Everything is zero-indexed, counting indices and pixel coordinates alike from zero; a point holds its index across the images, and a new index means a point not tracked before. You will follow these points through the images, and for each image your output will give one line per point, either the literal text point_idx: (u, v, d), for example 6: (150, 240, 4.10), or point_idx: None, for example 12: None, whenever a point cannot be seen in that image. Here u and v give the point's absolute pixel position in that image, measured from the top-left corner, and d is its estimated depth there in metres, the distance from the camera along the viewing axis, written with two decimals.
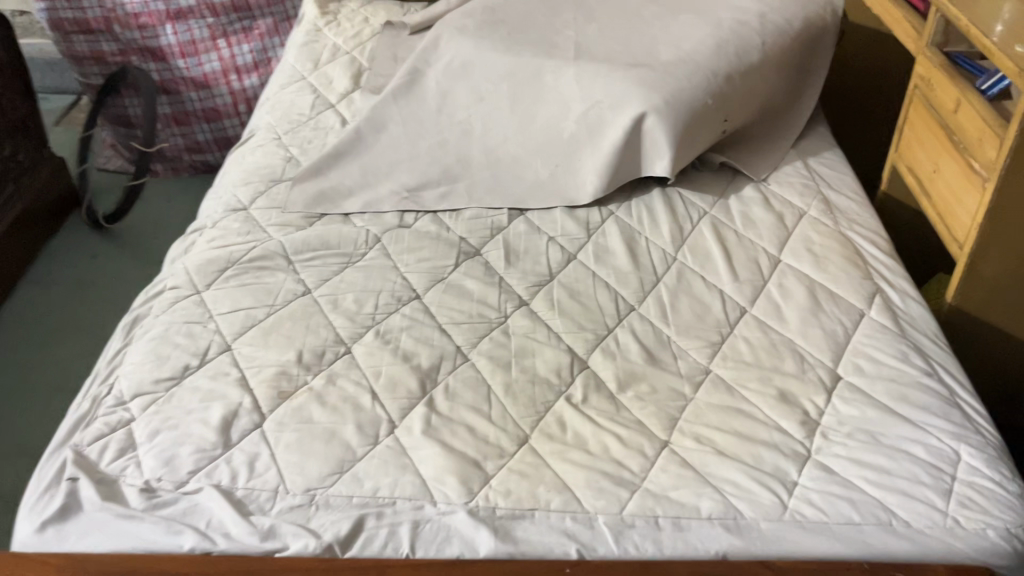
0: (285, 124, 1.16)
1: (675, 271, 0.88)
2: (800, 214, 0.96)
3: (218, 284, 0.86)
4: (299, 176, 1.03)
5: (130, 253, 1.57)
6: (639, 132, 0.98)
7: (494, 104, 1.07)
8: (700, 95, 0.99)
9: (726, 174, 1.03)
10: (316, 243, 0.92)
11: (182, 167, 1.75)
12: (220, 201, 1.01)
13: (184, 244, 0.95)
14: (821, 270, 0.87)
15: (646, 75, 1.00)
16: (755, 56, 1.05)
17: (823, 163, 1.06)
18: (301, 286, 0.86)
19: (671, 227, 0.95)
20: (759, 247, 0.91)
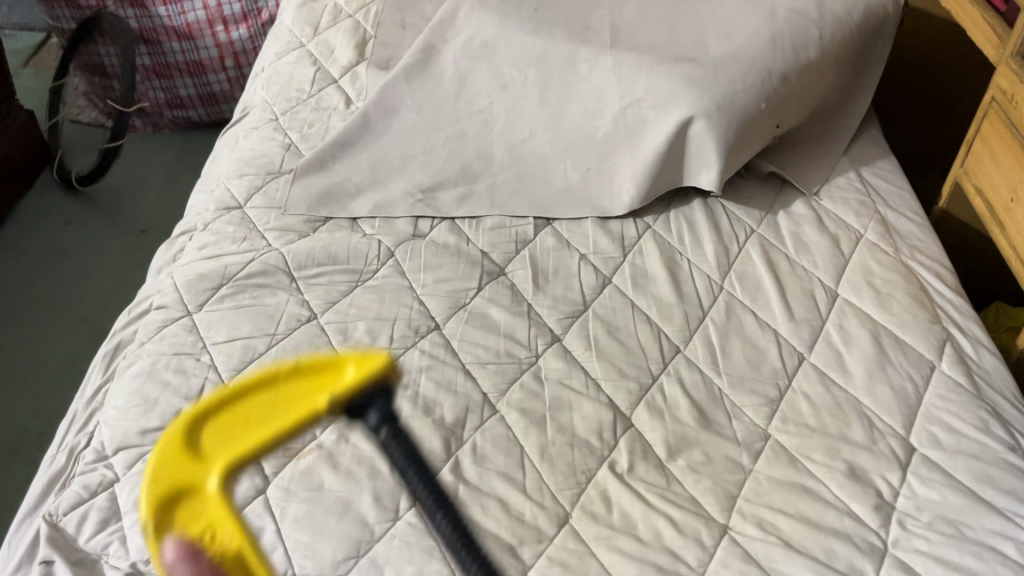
0: (283, 102, 1.04)
1: (723, 305, 0.80)
2: (857, 238, 0.87)
3: (211, 304, 0.76)
4: (300, 171, 0.93)
5: (107, 220, 1.43)
6: (684, 138, 0.88)
7: (518, 93, 0.96)
8: (753, 98, 0.89)
9: (774, 184, 0.94)
10: (321, 256, 0.81)
11: (162, 123, 1.62)
12: (212, 196, 0.91)
13: (171, 249, 0.84)
14: (885, 310, 0.79)
15: (695, 72, 0.89)
16: (812, 52, 0.94)
17: (878, 174, 0.97)
18: (305, 311, 0.77)
19: (717, 249, 0.86)
20: (814, 278, 0.83)
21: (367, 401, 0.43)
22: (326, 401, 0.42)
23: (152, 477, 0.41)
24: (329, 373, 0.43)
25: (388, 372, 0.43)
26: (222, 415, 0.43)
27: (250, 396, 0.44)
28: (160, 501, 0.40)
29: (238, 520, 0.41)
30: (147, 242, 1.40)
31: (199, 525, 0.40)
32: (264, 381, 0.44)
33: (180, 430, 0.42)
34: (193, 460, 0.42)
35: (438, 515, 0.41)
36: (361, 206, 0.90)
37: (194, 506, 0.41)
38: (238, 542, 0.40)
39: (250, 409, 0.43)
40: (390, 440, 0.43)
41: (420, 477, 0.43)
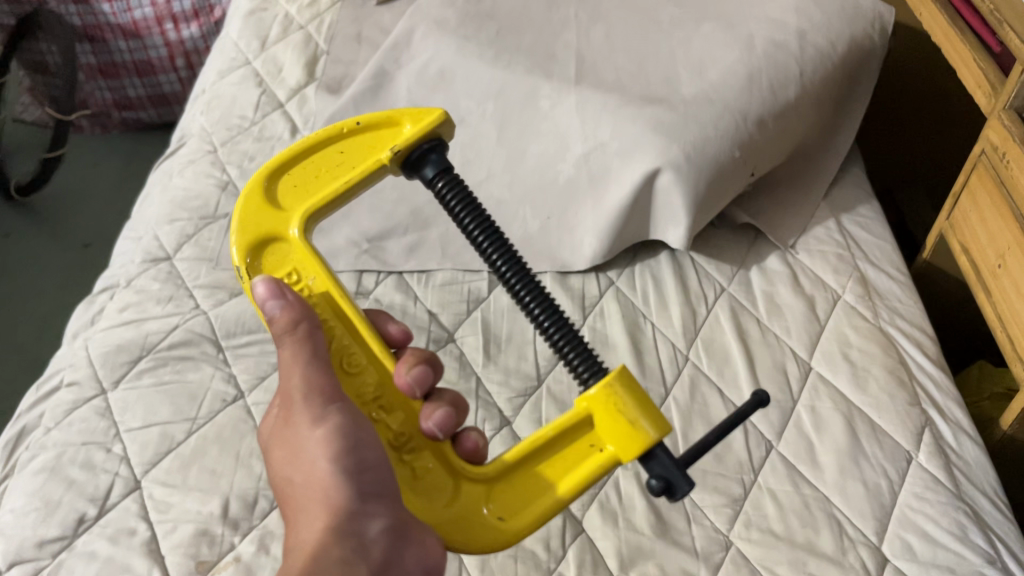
0: (222, 131, 0.96)
1: (687, 381, 0.74)
2: (834, 299, 0.81)
3: (128, 382, 0.70)
4: (236, 215, 0.85)
5: (49, 233, 1.37)
6: (651, 189, 0.82)
7: (476, 130, 0.90)
8: (726, 146, 0.82)
9: (746, 234, 0.88)
10: (252, 322, 0.75)
11: (111, 124, 1.53)
12: (139, 244, 0.84)
13: (91, 308, 0.78)
14: (861, 389, 0.73)
15: (663, 116, 0.82)
16: (791, 91, 0.87)
17: (859, 222, 0.90)
18: (231, 390, 0.70)
19: (683, 311, 0.79)
20: (786, 348, 0.77)
21: (423, 152, 0.57)
22: (386, 153, 0.57)
23: (242, 225, 0.57)
24: (380, 136, 0.59)
25: (435, 123, 0.57)
26: (296, 176, 0.60)
27: (315, 158, 0.60)
28: (255, 245, 0.57)
29: (327, 293, 0.56)
30: (90, 259, 1.33)
31: (284, 269, 0.57)
32: (330, 139, 0.60)
33: (264, 188, 0.58)
34: (276, 212, 0.58)
35: (490, 250, 0.53)
36: None
37: (281, 248, 0.58)
38: (321, 294, 0.56)
39: (317, 164, 0.60)
40: (444, 188, 0.55)
41: (485, 234, 0.53)
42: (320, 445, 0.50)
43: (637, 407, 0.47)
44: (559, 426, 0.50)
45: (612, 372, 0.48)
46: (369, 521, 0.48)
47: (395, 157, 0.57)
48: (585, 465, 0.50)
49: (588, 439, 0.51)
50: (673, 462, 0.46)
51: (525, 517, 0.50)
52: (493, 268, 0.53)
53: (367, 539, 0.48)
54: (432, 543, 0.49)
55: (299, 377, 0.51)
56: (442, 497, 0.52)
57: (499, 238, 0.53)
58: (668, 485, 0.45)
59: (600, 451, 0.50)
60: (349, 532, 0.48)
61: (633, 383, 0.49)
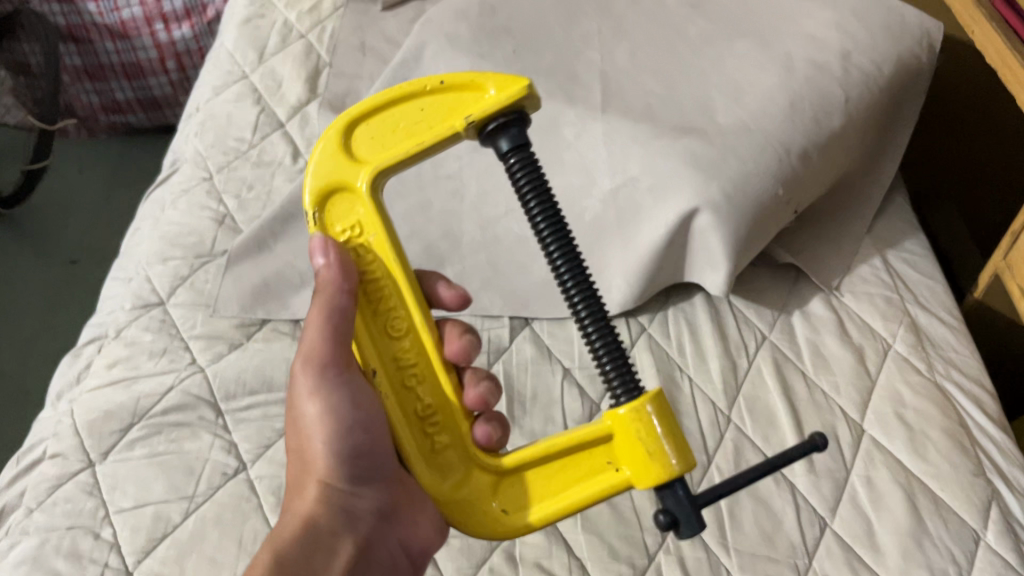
0: (218, 155, 0.89)
1: (731, 448, 0.68)
2: (883, 349, 0.75)
3: (118, 453, 0.63)
4: (234, 254, 0.78)
5: (34, 248, 1.30)
6: (687, 230, 0.75)
7: (494, 158, 0.83)
8: (769, 184, 0.75)
9: (786, 276, 0.82)
10: (254, 382, 0.68)
11: (99, 128, 1.45)
12: (128, 287, 0.77)
13: (76, 363, 0.71)
14: (919, 457, 0.67)
15: (700, 150, 0.75)
16: (835, 118, 0.80)
17: (905, 258, 0.84)
18: (231, 463, 0.64)
19: (723, 365, 0.73)
20: (836, 409, 0.71)
21: (505, 122, 0.52)
22: (462, 120, 0.52)
23: (317, 170, 0.55)
24: (464, 98, 0.54)
25: (520, 96, 0.51)
26: (377, 125, 0.56)
27: (398, 109, 0.56)
28: (325, 194, 0.55)
29: (382, 262, 0.55)
30: (76, 275, 1.26)
31: (350, 222, 0.56)
32: (414, 93, 0.55)
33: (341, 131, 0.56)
34: (350, 160, 0.55)
35: (547, 239, 0.50)
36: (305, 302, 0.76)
37: (347, 202, 0.56)
38: (381, 260, 0.55)
39: (399, 115, 0.56)
40: (517, 167, 0.50)
41: (547, 217, 0.50)
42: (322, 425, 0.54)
43: (665, 437, 0.47)
44: (580, 434, 0.51)
45: (647, 394, 0.48)
46: (360, 498, 0.55)
47: (469, 127, 0.52)
48: (600, 478, 0.51)
49: (605, 453, 0.51)
50: (686, 498, 0.46)
51: (529, 515, 0.52)
52: (549, 261, 0.51)
53: (356, 515, 0.55)
54: (417, 526, 0.56)
55: (317, 341, 0.54)
56: (453, 482, 0.53)
57: (563, 234, 0.50)
58: (677, 521, 0.46)
59: (616, 469, 0.51)
60: (339, 511, 0.54)
61: (666, 412, 0.48)
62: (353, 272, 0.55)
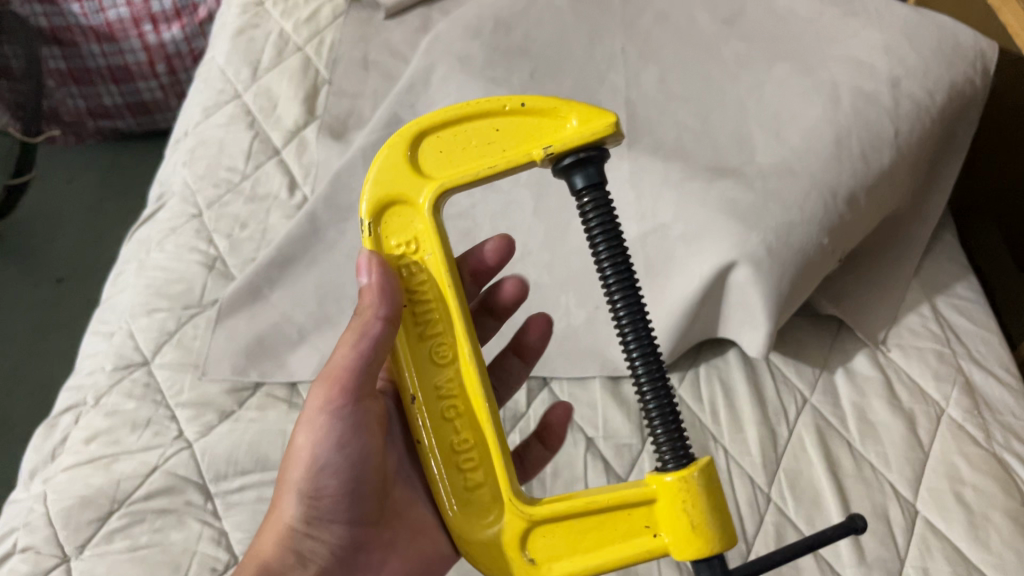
0: (208, 189, 0.82)
1: (771, 533, 0.62)
2: (936, 415, 0.68)
3: (96, 547, 0.57)
4: (225, 306, 0.71)
5: (18, 265, 1.23)
6: (724, 285, 0.68)
7: (509, 196, 0.77)
8: (814, 232, 0.67)
9: (828, 325, 0.75)
10: (246, 460, 0.62)
11: (86, 133, 1.38)
12: (110, 343, 0.70)
13: (52, 434, 0.65)
14: (981, 546, 0.61)
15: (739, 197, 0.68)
16: (886, 152, 0.72)
17: (957, 305, 0.77)
18: (221, 556, 0.57)
19: (761, 434, 0.67)
20: (886, 486, 0.64)
21: (581, 158, 0.47)
22: (539, 151, 0.48)
23: (378, 181, 0.51)
24: (543, 125, 0.50)
25: (603, 133, 0.47)
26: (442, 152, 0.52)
27: (470, 124, 0.51)
28: (382, 206, 0.52)
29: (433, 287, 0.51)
30: (63, 295, 1.20)
31: (406, 236, 0.52)
32: (488, 111, 0.51)
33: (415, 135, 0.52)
34: (420, 179, 0.51)
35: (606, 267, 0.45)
36: (303, 362, 0.69)
37: (407, 215, 0.52)
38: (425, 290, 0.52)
39: (469, 132, 0.51)
40: (591, 209, 0.46)
41: (614, 269, 0.45)
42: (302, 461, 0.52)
43: (709, 509, 0.44)
44: (622, 495, 0.46)
45: (700, 464, 0.44)
46: (318, 542, 0.53)
47: (546, 158, 0.48)
48: (635, 543, 0.46)
49: (645, 517, 0.46)
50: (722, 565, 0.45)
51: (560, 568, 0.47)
52: (602, 281, 0.46)
53: (310, 560, 0.53)
54: (376, 574, 0.54)
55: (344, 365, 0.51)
56: (484, 520, 0.50)
57: (632, 290, 0.45)
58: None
59: (653, 534, 0.46)
60: (296, 554, 0.52)
61: (716, 485, 0.45)
62: (400, 290, 0.51)
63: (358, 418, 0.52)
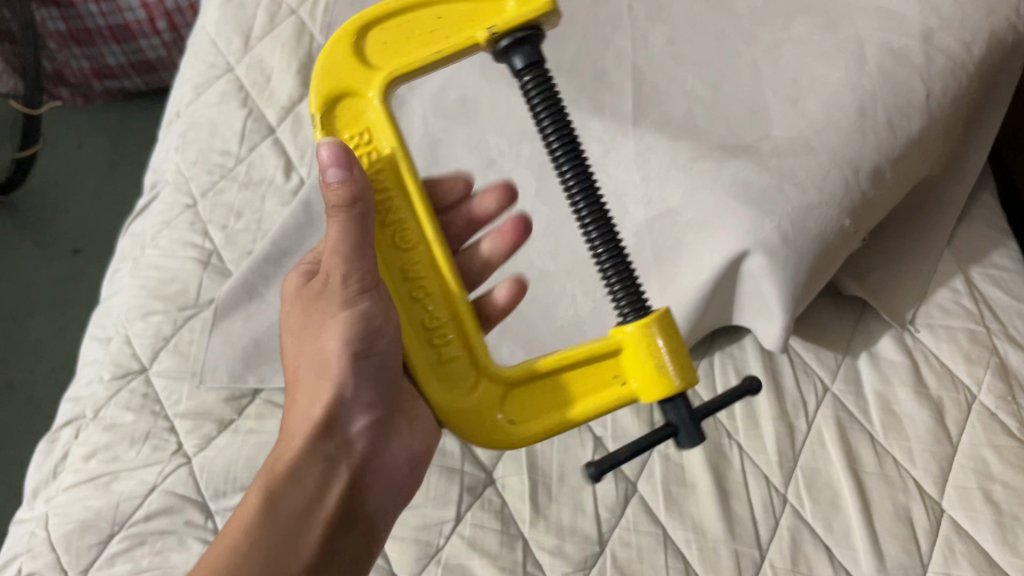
0: (202, 176, 0.79)
1: (785, 538, 0.60)
2: (966, 403, 0.65)
3: (100, 571, 0.57)
4: (221, 305, 0.69)
5: (35, 237, 1.23)
6: (738, 273, 0.64)
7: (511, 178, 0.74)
8: (835, 215, 0.62)
9: (852, 307, 0.72)
10: (245, 476, 0.61)
11: (94, 93, 1.35)
12: (106, 350, 0.69)
13: (53, 450, 0.65)
14: (1009, 550, 0.58)
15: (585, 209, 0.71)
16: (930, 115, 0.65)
17: (994, 276, 0.72)
18: None
19: (778, 428, 0.64)
20: (909, 483, 0.62)
21: (517, 42, 0.47)
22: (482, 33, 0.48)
23: (325, 70, 0.51)
24: (482, 10, 0.50)
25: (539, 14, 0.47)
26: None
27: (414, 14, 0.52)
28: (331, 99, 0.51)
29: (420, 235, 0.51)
30: (79, 267, 1.20)
31: (357, 128, 0.51)
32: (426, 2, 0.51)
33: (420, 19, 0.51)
34: (363, 65, 0.51)
35: (569, 178, 0.47)
36: None
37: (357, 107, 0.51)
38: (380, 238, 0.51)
39: (410, 27, 0.51)
40: (533, 88, 0.46)
41: (570, 166, 0.46)
42: (349, 334, 0.48)
43: (670, 352, 0.46)
44: (580, 352, 0.49)
45: (656, 314, 0.46)
46: (359, 416, 0.49)
47: (488, 39, 0.48)
48: (607, 395, 0.49)
49: (614, 367, 0.49)
50: (692, 415, 0.45)
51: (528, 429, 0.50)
52: (582, 230, 0.47)
53: (349, 432, 0.49)
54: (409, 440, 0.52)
55: (337, 243, 0.48)
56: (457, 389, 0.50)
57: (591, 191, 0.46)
58: (675, 433, 0.45)
59: (623, 384, 0.49)
60: (326, 444, 0.48)
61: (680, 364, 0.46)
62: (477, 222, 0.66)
63: (376, 332, 0.49)
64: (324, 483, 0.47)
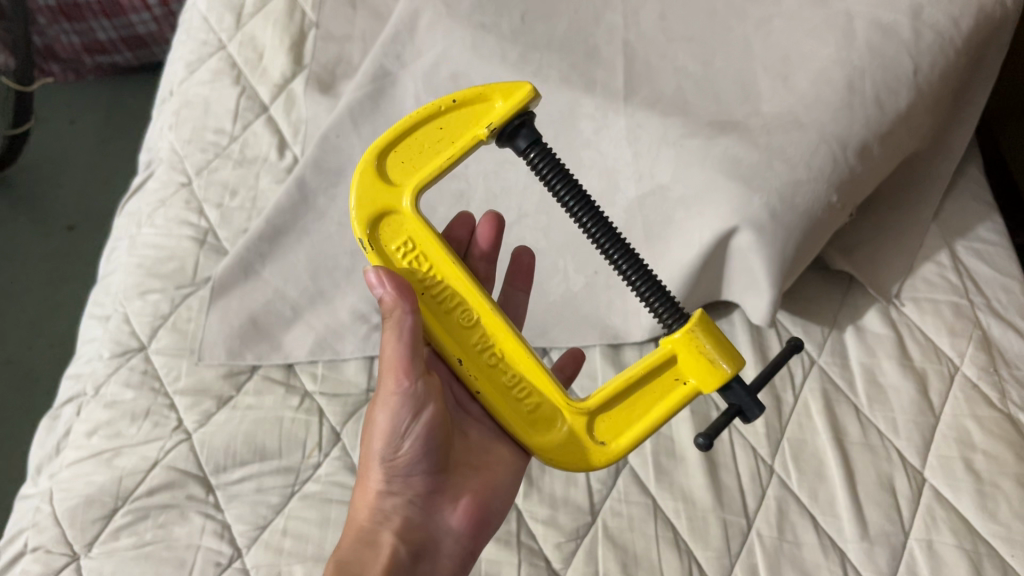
0: (196, 154, 0.79)
1: (772, 508, 0.61)
2: (949, 375, 0.66)
3: (104, 544, 0.58)
4: (218, 284, 0.70)
5: (28, 213, 1.23)
6: (727, 248, 0.66)
7: (503, 156, 0.75)
8: (823, 191, 0.63)
9: (838, 281, 0.73)
10: (245, 451, 0.63)
11: (85, 68, 1.34)
12: (104, 328, 0.70)
13: (55, 427, 0.66)
14: (989, 517, 0.59)
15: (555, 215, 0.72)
16: (920, 89, 0.65)
17: (978, 250, 0.73)
18: (223, 550, 0.58)
19: (766, 400, 0.66)
20: (893, 454, 0.63)
21: (516, 126, 0.50)
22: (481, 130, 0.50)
23: (358, 203, 0.52)
24: (476, 111, 0.52)
25: (528, 101, 0.49)
26: (427, 110, 0.53)
27: (418, 132, 0.53)
28: (374, 220, 0.52)
29: (480, 316, 0.51)
30: (74, 243, 1.21)
31: (402, 240, 0.53)
32: (428, 116, 0.53)
33: (429, 130, 0.53)
34: (386, 185, 0.53)
35: (624, 262, 0.47)
36: (299, 340, 0.70)
37: (397, 222, 0.53)
38: (444, 333, 0.52)
39: (421, 140, 0.53)
40: (537, 160, 0.49)
41: (595, 224, 0.47)
42: (380, 432, 0.51)
43: (710, 343, 0.46)
44: (640, 368, 0.48)
45: (694, 317, 0.46)
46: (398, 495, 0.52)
47: (489, 134, 0.50)
48: (673, 396, 0.48)
49: (674, 370, 0.48)
50: (749, 392, 0.45)
51: (625, 440, 0.49)
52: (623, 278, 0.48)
53: (391, 513, 0.52)
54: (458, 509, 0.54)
55: (394, 355, 0.49)
56: (551, 427, 0.51)
57: (618, 240, 0.47)
58: (740, 412, 0.46)
59: (685, 382, 0.48)
60: (369, 529, 0.51)
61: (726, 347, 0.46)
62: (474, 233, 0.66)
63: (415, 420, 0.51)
64: (369, 557, 0.49)
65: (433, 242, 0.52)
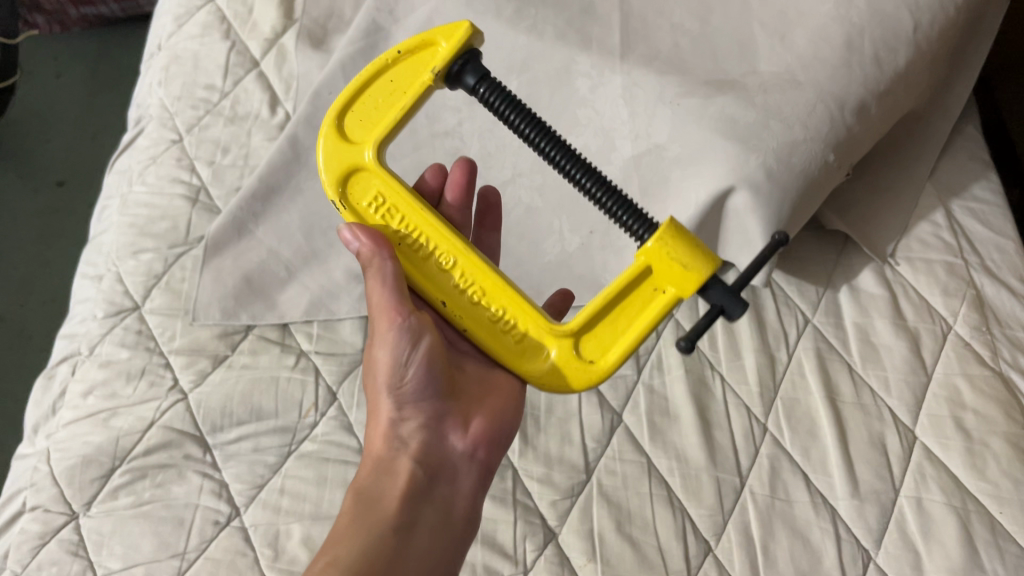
0: (187, 111, 0.78)
1: (765, 465, 0.62)
2: (942, 334, 0.66)
3: (103, 504, 0.59)
4: (211, 243, 0.70)
5: (17, 168, 1.22)
6: (722, 208, 0.65)
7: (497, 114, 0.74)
8: (819, 150, 0.63)
9: (834, 239, 0.73)
10: (241, 411, 0.63)
11: (71, 21, 1.30)
12: (97, 288, 0.70)
13: (50, 388, 0.66)
14: (978, 475, 0.60)
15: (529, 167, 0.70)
16: (919, 47, 0.64)
17: (973, 210, 0.73)
18: (222, 509, 0.59)
19: (759, 361, 0.66)
20: (884, 412, 0.64)
21: (462, 66, 0.50)
22: (427, 74, 0.51)
23: (325, 164, 0.53)
24: (422, 57, 0.52)
25: (470, 37, 0.50)
26: (375, 67, 0.54)
27: (371, 88, 0.54)
28: (342, 178, 0.53)
29: (455, 255, 0.51)
30: (64, 199, 1.19)
31: (371, 197, 0.53)
32: (379, 71, 0.54)
33: (381, 87, 0.54)
34: (349, 145, 0.53)
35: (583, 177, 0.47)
36: (293, 300, 0.70)
37: (364, 180, 0.53)
38: (418, 272, 0.52)
39: (375, 97, 0.54)
40: (488, 94, 0.49)
41: (554, 149, 0.47)
42: (384, 368, 0.52)
43: (689, 244, 0.45)
44: (619, 280, 0.47)
45: (664, 225, 0.45)
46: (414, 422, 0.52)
47: (436, 76, 0.51)
48: (653, 309, 0.47)
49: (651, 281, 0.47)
50: (730, 291, 0.44)
51: (611, 358, 0.49)
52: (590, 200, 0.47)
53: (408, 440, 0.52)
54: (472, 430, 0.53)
55: (379, 297, 0.50)
56: (540, 355, 0.50)
57: (577, 161, 0.47)
58: (722, 311, 0.44)
59: (664, 292, 0.47)
60: (386, 457, 0.51)
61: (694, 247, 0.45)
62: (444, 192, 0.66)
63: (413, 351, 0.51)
64: (385, 486, 0.49)
65: (398, 190, 0.53)
